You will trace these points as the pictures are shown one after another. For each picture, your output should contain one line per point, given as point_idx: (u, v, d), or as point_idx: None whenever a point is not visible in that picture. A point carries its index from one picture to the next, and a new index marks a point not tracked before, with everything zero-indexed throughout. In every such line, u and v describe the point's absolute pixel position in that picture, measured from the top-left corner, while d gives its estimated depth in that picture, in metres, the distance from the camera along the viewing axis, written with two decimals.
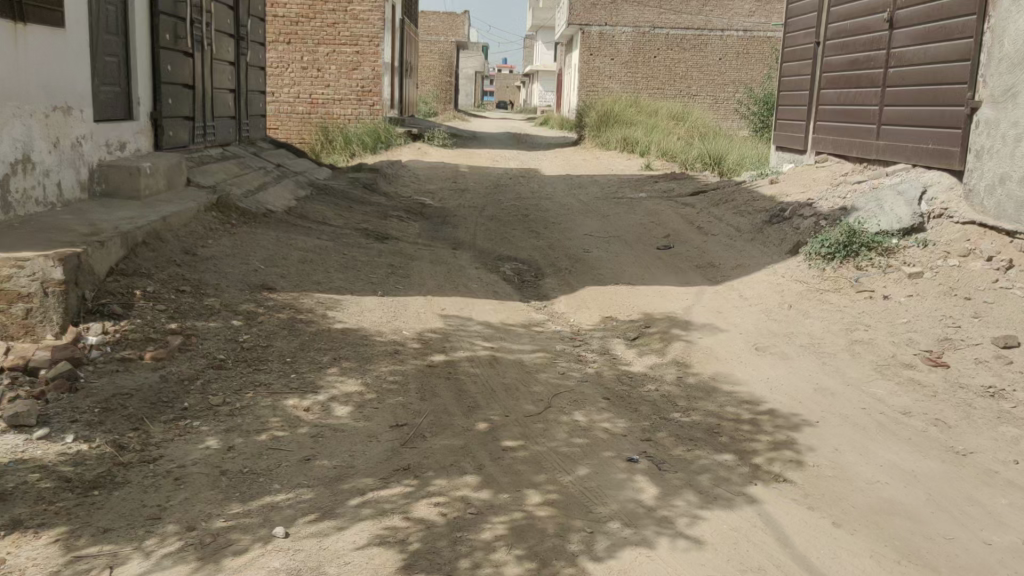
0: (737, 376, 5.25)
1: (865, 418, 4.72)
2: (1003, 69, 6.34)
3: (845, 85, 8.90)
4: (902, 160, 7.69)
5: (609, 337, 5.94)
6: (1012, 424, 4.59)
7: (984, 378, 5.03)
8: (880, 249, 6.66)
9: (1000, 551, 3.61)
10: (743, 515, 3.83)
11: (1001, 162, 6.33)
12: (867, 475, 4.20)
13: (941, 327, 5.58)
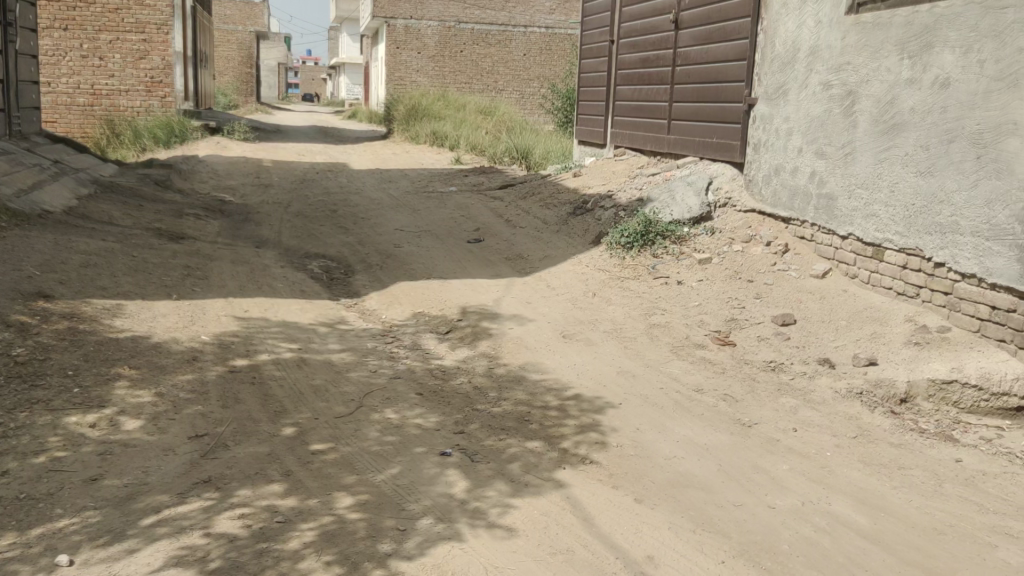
0: (545, 364, 5.40)
1: (662, 397, 4.99)
2: (775, 68, 6.90)
3: (637, 82, 9.36)
4: (690, 154, 8.20)
5: (421, 332, 5.93)
6: (790, 395, 5.01)
7: (766, 353, 5.47)
8: (674, 237, 7.07)
9: (782, 513, 3.92)
10: (552, 499, 3.94)
11: (775, 155, 6.90)
12: (665, 451, 4.44)
13: (728, 308, 6.01)
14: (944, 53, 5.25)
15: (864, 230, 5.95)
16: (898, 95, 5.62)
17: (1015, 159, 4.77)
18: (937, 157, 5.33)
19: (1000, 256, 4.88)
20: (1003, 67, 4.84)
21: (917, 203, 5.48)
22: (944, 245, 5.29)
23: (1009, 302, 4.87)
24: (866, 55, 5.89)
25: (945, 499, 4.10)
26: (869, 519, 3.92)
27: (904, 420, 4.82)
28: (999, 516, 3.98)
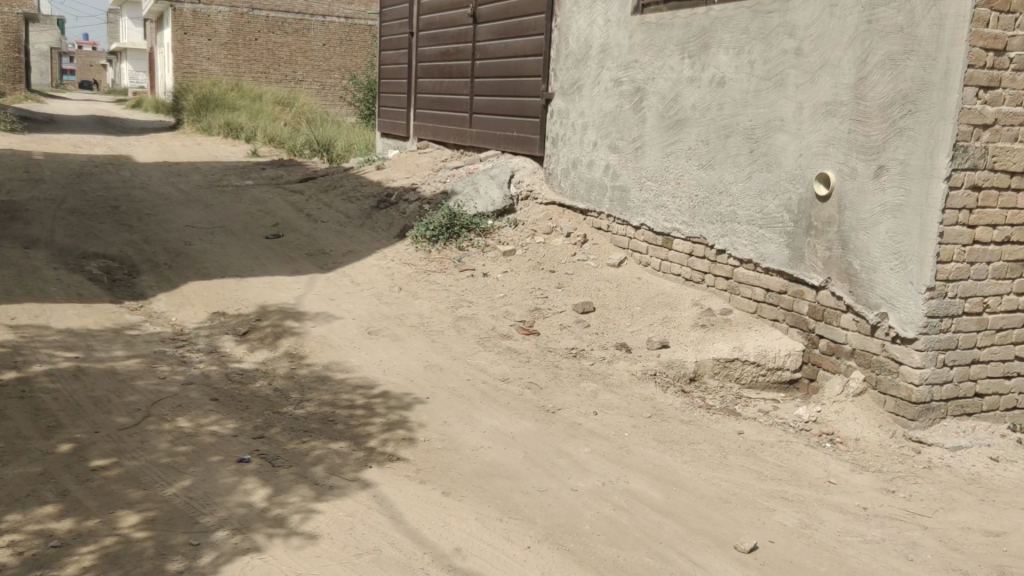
0: (349, 363, 5.27)
1: (469, 388, 5.02)
2: (569, 65, 7.13)
3: (438, 75, 9.36)
4: (492, 147, 8.31)
5: (216, 333, 5.60)
6: (591, 380, 5.21)
7: (568, 341, 5.64)
8: (478, 230, 7.13)
9: (584, 495, 4.06)
10: (358, 499, 3.84)
11: (572, 148, 7.14)
12: (473, 443, 4.46)
13: (532, 298, 6.14)
14: (719, 53, 5.63)
15: (654, 220, 6.30)
16: (680, 92, 5.96)
17: (783, 153, 5.23)
18: (715, 151, 5.72)
19: (772, 242, 5.36)
20: (771, 68, 5.27)
21: (700, 194, 5.87)
22: (724, 234, 5.72)
23: (781, 284, 5.37)
24: (651, 54, 6.21)
25: (730, 470, 4.41)
26: (664, 494, 4.14)
27: (694, 398, 5.14)
28: (777, 482, 4.34)
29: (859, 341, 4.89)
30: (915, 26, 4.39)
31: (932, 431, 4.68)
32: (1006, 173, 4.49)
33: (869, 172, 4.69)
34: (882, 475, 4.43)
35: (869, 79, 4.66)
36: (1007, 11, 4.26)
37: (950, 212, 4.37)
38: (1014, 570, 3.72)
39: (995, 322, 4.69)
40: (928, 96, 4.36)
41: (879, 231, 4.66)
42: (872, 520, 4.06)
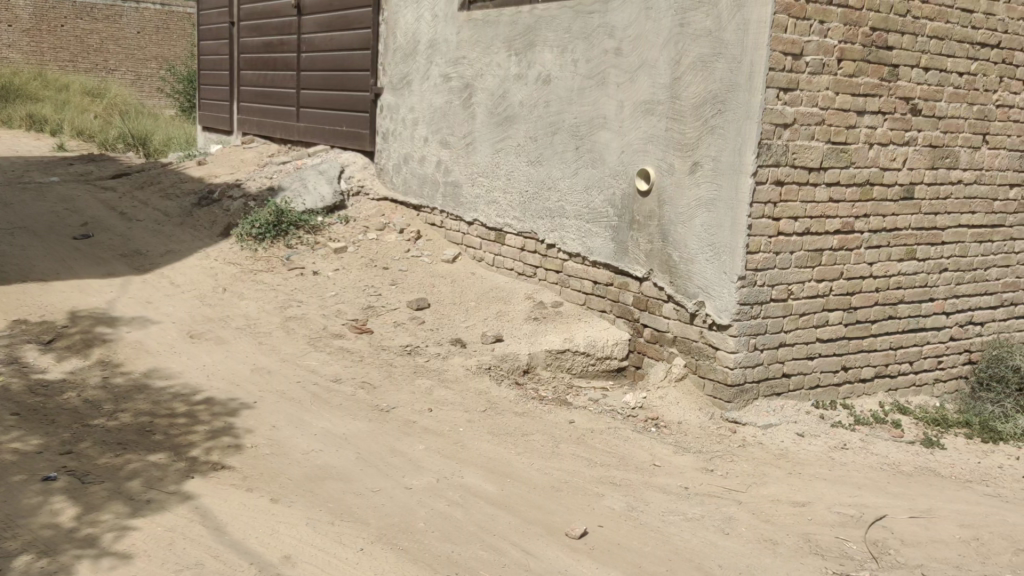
0: (170, 369, 4.98)
1: (299, 391, 4.87)
2: (398, 59, 7.06)
3: (262, 67, 9.02)
4: (321, 142, 8.10)
5: (17, 343, 5.14)
6: (425, 376, 5.19)
7: (401, 338, 5.59)
8: (307, 227, 6.94)
9: (418, 493, 4.03)
10: (179, 513, 3.64)
11: (403, 144, 7.08)
12: (302, 446, 4.33)
13: (365, 296, 6.04)
14: (544, 51, 5.75)
15: (486, 216, 6.36)
16: (508, 89, 6.05)
17: (606, 149, 5.41)
18: (543, 147, 5.84)
19: (599, 236, 5.54)
20: (593, 67, 5.44)
21: (529, 189, 5.98)
22: (553, 228, 5.85)
23: (608, 276, 5.56)
24: (479, 50, 6.26)
25: (561, 458, 4.53)
26: (497, 487, 4.18)
27: (527, 389, 5.23)
28: (605, 468, 4.49)
29: (680, 329, 5.15)
30: (723, 30, 4.66)
31: (747, 411, 4.99)
32: (805, 169, 4.78)
33: (685, 168, 4.93)
34: (702, 455, 4.69)
35: (683, 79, 4.89)
36: (802, 18, 4.56)
37: (756, 206, 4.66)
38: (817, 536, 4.05)
39: (798, 308, 4.98)
40: (735, 96, 4.64)
41: (695, 224, 4.91)
42: (694, 498, 4.29)
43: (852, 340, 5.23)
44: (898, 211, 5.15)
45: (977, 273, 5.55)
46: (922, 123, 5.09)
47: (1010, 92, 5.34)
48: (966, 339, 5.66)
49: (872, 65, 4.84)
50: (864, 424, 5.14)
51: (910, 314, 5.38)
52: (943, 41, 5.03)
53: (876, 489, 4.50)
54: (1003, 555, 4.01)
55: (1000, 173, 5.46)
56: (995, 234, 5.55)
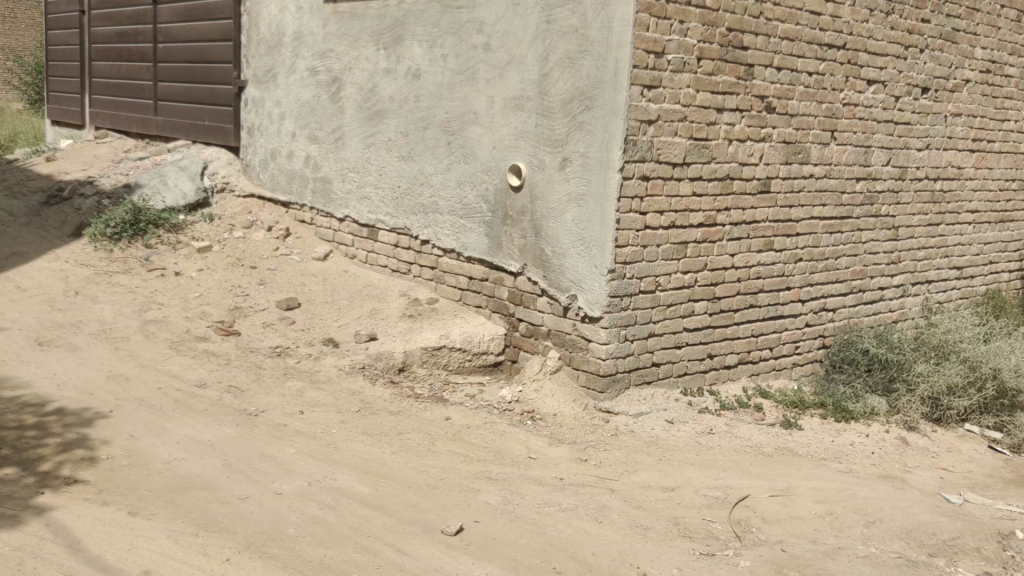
0: (16, 379, 4.65)
1: (161, 398, 4.64)
2: (262, 51, 6.84)
3: (115, 58, 8.55)
4: (181, 137, 7.76)
5: None
6: (296, 378, 5.06)
7: (271, 339, 5.43)
8: (168, 226, 6.64)
9: (289, 497, 3.92)
10: (28, 531, 3.41)
11: (269, 139, 6.87)
12: (164, 456, 4.13)
13: (231, 297, 5.83)
14: (413, 46, 5.71)
15: (358, 212, 6.25)
16: (377, 83, 5.97)
17: (477, 145, 5.41)
18: (414, 143, 5.79)
19: (472, 231, 5.53)
20: (462, 62, 5.44)
21: (402, 185, 5.92)
22: (427, 224, 5.81)
23: (482, 272, 5.56)
24: (347, 44, 6.14)
25: (437, 456, 4.50)
26: (371, 487, 4.11)
27: (402, 387, 5.18)
28: (481, 463, 4.50)
29: (553, 322, 5.21)
30: (588, 27, 4.75)
31: (618, 401, 5.11)
32: (669, 165, 4.93)
33: (555, 164, 5.00)
34: (576, 446, 4.77)
35: (550, 75, 4.96)
36: (663, 17, 4.69)
37: (624, 200, 4.77)
38: (685, 519, 4.20)
39: (666, 299, 5.14)
40: (602, 93, 4.74)
41: (566, 219, 4.98)
42: (568, 488, 4.35)
43: (717, 329, 5.44)
44: (756, 204, 5.39)
45: (829, 262, 5.87)
46: (776, 120, 5.33)
47: (855, 91, 5.67)
48: (820, 324, 5.97)
49: (730, 64, 5.04)
50: (729, 409, 5.36)
51: (769, 303, 5.65)
52: (793, 42, 5.28)
53: (740, 471, 4.70)
54: (855, 527, 4.27)
55: (848, 168, 5.78)
56: (844, 225, 5.87)
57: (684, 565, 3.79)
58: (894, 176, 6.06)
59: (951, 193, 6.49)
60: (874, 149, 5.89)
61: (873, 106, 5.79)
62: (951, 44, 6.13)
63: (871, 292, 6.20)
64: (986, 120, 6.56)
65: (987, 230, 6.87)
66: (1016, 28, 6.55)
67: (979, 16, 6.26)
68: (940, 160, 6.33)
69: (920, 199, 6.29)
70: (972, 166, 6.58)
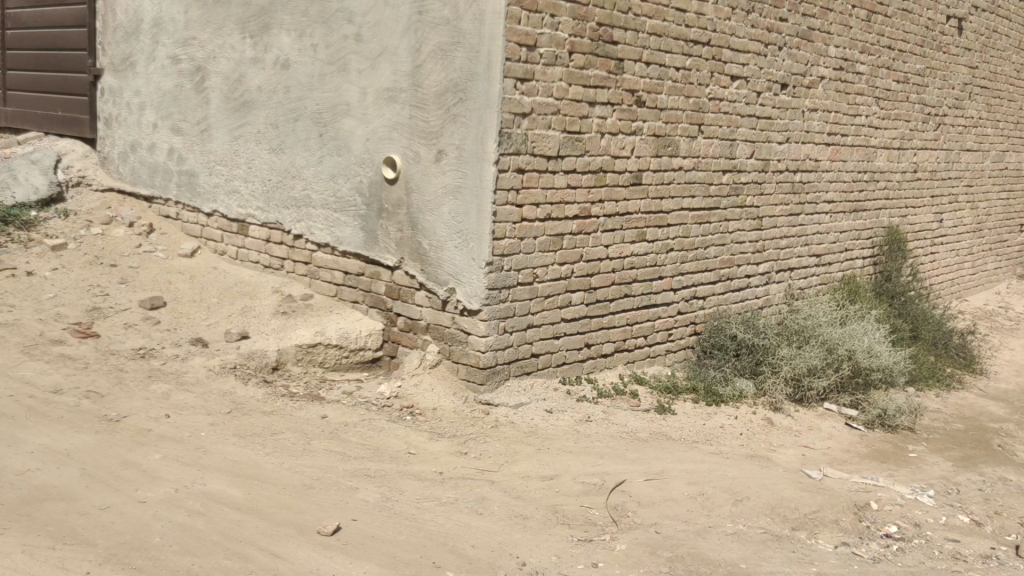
0: None
1: (12, 406, 4.34)
2: (120, 38, 6.50)
3: None
4: (32, 128, 7.28)
5: None
6: (162, 380, 4.84)
7: (134, 341, 5.17)
8: (18, 223, 6.20)
9: (155, 505, 3.73)
10: None
11: (130, 130, 6.54)
12: (16, 467, 3.85)
13: (90, 297, 5.51)
14: (281, 35, 5.55)
15: (228, 207, 6.03)
16: (244, 73, 5.78)
17: (350, 137, 5.31)
18: (284, 134, 5.64)
19: (347, 225, 5.43)
20: (332, 52, 5.32)
21: (272, 178, 5.74)
22: (300, 218, 5.66)
23: (358, 266, 5.45)
24: (211, 32, 5.91)
25: (313, 455, 4.40)
26: (243, 491, 3.98)
27: (276, 387, 5.03)
28: (358, 460, 4.43)
29: (432, 316, 5.18)
30: (460, 19, 4.73)
31: (498, 392, 5.13)
32: (544, 157, 4.98)
33: (431, 156, 4.96)
34: (456, 439, 4.76)
35: (424, 67, 4.92)
36: (534, 11, 4.73)
37: (500, 192, 4.79)
38: (564, 507, 4.26)
39: (543, 290, 5.19)
40: (476, 86, 4.73)
41: (443, 212, 4.96)
42: (447, 482, 4.34)
43: (593, 319, 5.54)
44: (628, 196, 5.51)
45: (698, 251, 6.07)
46: (646, 114, 5.47)
47: (720, 86, 5.88)
48: (691, 312, 6.17)
49: (600, 59, 5.12)
50: (606, 397, 5.48)
51: (643, 292, 5.79)
52: (661, 37, 5.42)
53: (616, 457, 4.81)
54: (724, 506, 4.44)
55: (714, 160, 5.99)
56: (712, 216, 6.10)
57: (563, 552, 3.85)
58: (758, 168, 6.33)
59: (809, 184, 6.83)
60: (738, 142, 6.13)
61: (737, 101, 6.03)
62: (807, 42, 6.45)
63: (739, 280, 6.45)
64: (840, 115, 6.94)
65: (842, 219, 7.27)
66: (866, 28, 6.95)
67: (832, 15, 6.61)
68: (800, 153, 6.65)
69: (781, 191, 6.59)
70: (828, 159, 6.94)
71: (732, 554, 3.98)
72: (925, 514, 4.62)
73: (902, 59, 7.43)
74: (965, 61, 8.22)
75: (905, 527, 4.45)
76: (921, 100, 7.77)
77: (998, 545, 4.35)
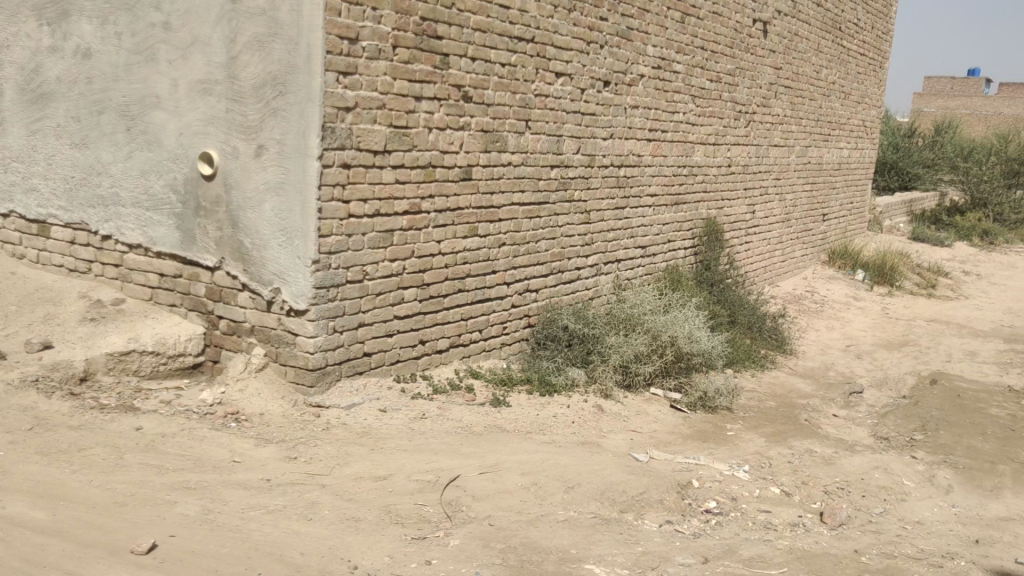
0: None
1: None
2: None
3: None
4: None
5: None
6: None
7: None
8: None
9: None
10: None
11: None
12: None
13: None
14: (82, 22, 5.17)
15: (26, 207, 5.56)
16: (41, 62, 5.35)
17: (162, 132, 5.03)
18: (88, 129, 5.27)
19: (161, 225, 5.13)
20: (139, 41, 5.02)
21: (76, 175, 5.35)
22: (108, 218, 5.31)
23: (175, 267, 5.17)
24: (2, 17, 5.42)
25: (126, 470, 4.12)
26: (46, 513, 3.66)
27: (85, 399, 4.69)
28: (178, 473, 4.20)
29: (257, 318, 5.00)
30: (276, 9, 4.56)
31: (329, 394, 5.01)
32: (370, 152, 4.89)
33: (250, 151, 4.77)
34: (284, 444, 4.61)
35: (239, 58, 4.72)
36: (355, 3, 4.62)
37: (325, 188, 4.67)
38: (397, 506, 4.21)
39: (374, 287, 5.10)
40: (295, 79, 4.58)
41: (265, 209, 4.79)
42: (274, 489, 4.19)
43: (427, 315, 5.51)
44: (458, 191, 5.51)
45: (529, 245, 6.17)
46: (473, 110, 5.49)
47: (544, 83, 5.99)
48: (524, 304, 6.26)
49: (425, 53, 5.09)
50: (441, 393, 5.47)
51: (476, 287, 5.82)
52: (485, 33, 5.46)
53: (450, 452, 4.82)
54: (556, 494, 4.54)
55: (542, 155, 6.10)
56: (541, 210, 6.21)
57: (396, 552, 3.79)
58: (584, 163, 6.50)
59: (633, 178, 7.10)
60: (564, 138, 6.27)
61: (561, 98, 6.16)
62: (626, 42, 6.68)
63: (569, 272, 6.62)
64: (659, 112, 7.24)
65: (665, 212, 7.60)
66: (680, 29, 7.29)
67: (649, 16, 6.88)
68: (623, 149, 6.89)
69: (607, 185, 6.81)
70: (650, 154, 7.24)
71: (563, 540, 4.07)
72: (740, 487, 4.91)
73: (714, 59, 7.85)
74: (771, 62, 8.81)
75: (723, 502, 4.70)
76: (733, 98, 8.25)
77: (804, 513, 4.69)
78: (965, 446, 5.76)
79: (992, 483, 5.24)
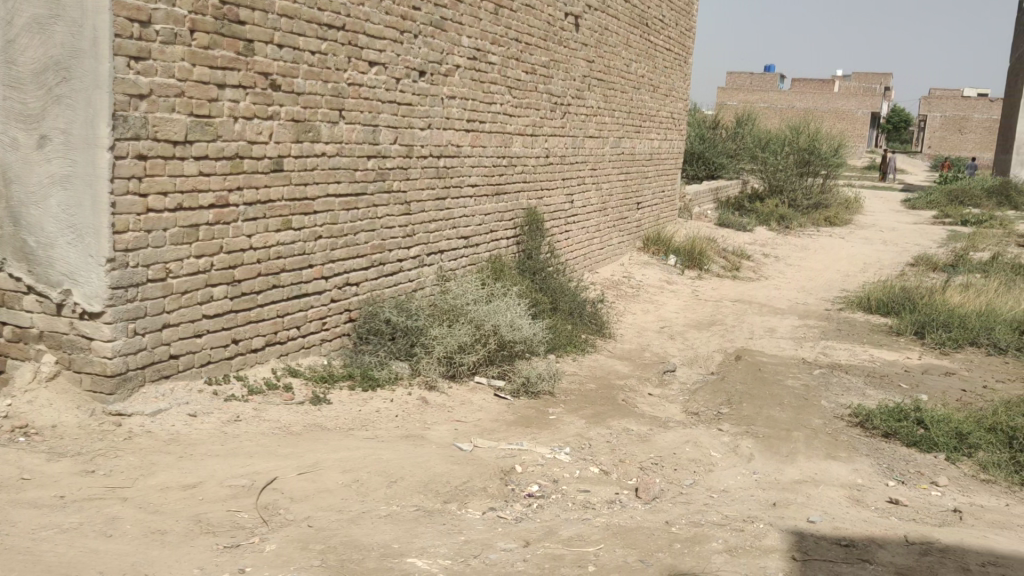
0: None
1: None
2: None
3: None
4: None
5: None
6: None
7: None
8: None
9: None
10: None
11: None
12: None
13: None
14: None
15: None
16: None
17: None
18: None
19: None
20: None
21: None
22: None
23: None
24: None
25: None
26: None
27: None
28: None
29: (46, 322, 4.63)
30: None
31: (132, 401, 4.69)
32: (169, 143, 4.60)
33: (31, 143, 4.43)
34: (81, 457, 4.26)
35: (17, 42, 4.37)
36: None
37: (118, 182, 4.35)
38: (208, 514, 3.99)
39: (179, 286, 4.82)
40: (80, 63, 4.23)
41: (50, 204, 4.46)
42: (69, 506, 3.85)
43: (239, 313, 5.27)
44: (269, 183, 5.31)
45: (348, 238, 6.04)
46: (282, 99, 5.30)
47: (357, 72, 5.87)
48: (345, 299, 6.13)
49: (226, 39, 4.85)
50: (257, 394, 5.27)
51: (292, 282, 5.63)
52: (292, 19, 5.27)
53: (267, 454, 4.64)
54: (378, 490, 4.47)
55: (358, 146, 5.98)
56: (359, 202, 6.09)
57: (206, 563, 3.56)
58: (402, 153, 6.43)
59: (453, 169, 7.11)
60: (380, 128, 6.18)
61: (375, 87, 6.06)
62: (441, 32, 6.67)
63: (391, 264, 6.54)
64: (476, 103, 7.29)
65: (485, 202, 7.67)
66: (494, 20, 7.37)
67: (462, 7, 6.90)
68: (441, 139, 6.88)
69: (427, 175, 6.78)
70: (469, 145, 7.27)
71: (384, 536, 4.00)
72: (562, 469, 5.03)
73: (528, 51, 7.99)
74: (583, 55, 9.07)
75: (544, 485, 4.80)
76: (548, 90, 8.44)
77: (621, 489, 4.86)
78: (765, 416, 6.19)
79: (788, 449, 5.65)
